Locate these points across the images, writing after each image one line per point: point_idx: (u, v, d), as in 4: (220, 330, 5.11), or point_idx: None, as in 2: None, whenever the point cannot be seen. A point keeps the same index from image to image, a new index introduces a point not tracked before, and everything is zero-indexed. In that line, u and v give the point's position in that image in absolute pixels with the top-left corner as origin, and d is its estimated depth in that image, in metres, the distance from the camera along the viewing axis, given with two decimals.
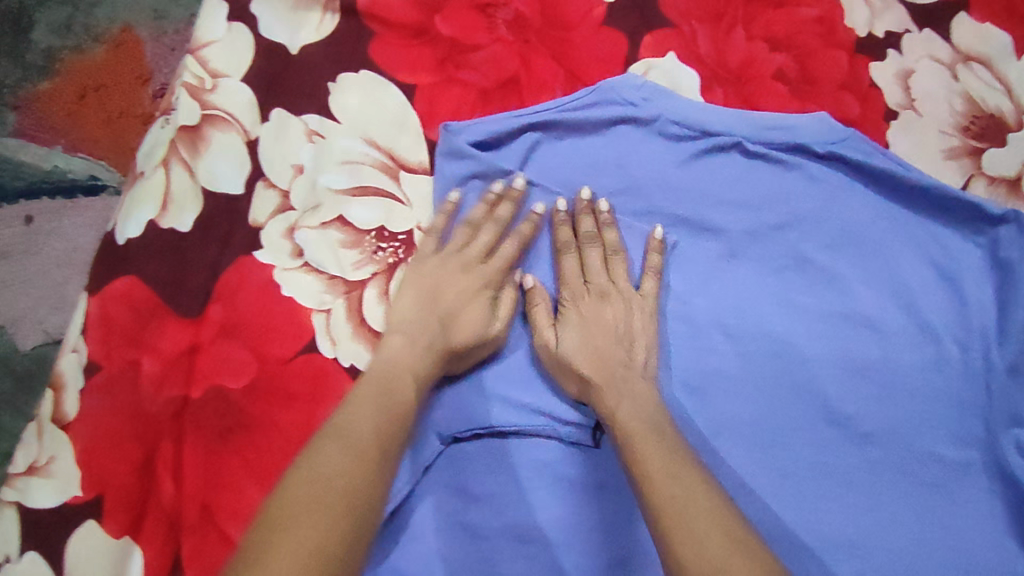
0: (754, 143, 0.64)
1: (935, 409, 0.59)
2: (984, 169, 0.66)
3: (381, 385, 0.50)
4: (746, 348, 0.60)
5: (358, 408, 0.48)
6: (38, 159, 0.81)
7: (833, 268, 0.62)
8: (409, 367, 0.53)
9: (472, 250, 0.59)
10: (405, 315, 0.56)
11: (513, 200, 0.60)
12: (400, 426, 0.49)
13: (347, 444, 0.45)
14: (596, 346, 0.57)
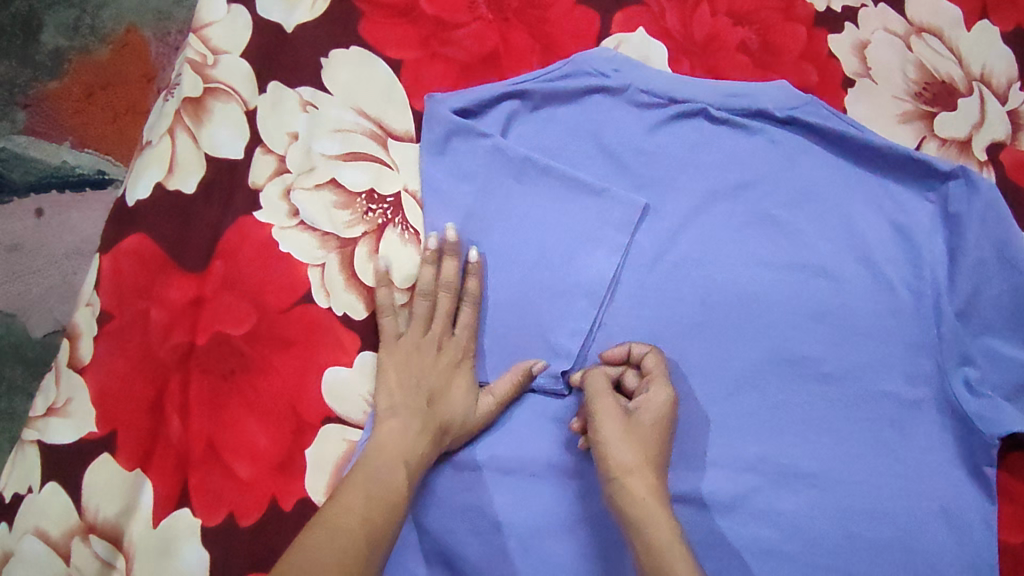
0: (719, 110, 0.68)
1: (889, 351, 0.63)
2: (935, 131, 0.71)
3: (370, 478, 0.51)
4: (712, 299, 0.65)
5: (348, 501, 0.49)
6: (47, 155, 0.86)
7: (793, 224, 0.66)
8: (402, 456, 0.54)
9: (439, 325, 0.61)
10: (395, 399, 0.57)
11: (475, 271, 0.62)
12: (393, 519, 0.50)
13: (341, 535, 0.46)
14: (650, 446, 0.53)
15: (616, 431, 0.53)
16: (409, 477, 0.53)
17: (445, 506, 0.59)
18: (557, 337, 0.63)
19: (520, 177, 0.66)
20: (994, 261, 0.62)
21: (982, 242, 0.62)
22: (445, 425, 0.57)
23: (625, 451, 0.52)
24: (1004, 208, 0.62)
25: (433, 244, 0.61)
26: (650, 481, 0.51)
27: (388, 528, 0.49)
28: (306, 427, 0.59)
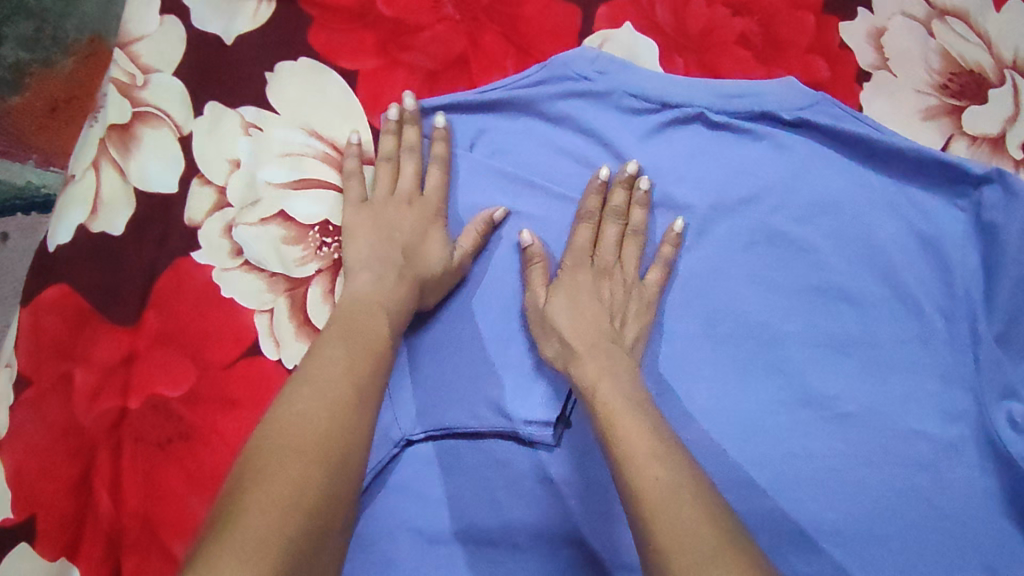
0: (717, 113, 0.60)
1: (919, 383, 0.55)
2: (965, 128, 0.62)
3: (351, 326, 0.47)
4: (720, 328, 0.57)
5: (330, 352, 0.45)
6: (8, 175, 0.73)
7: (806, 240, 0.58)
8: (377, 302, 0.50)
9: (405, 184, 0.57)
10: (365, 254, 0.54)
11: (413, 121, 0.58)
12: (376, 364, 0.46)
13: (317, 390, 0.42)
14: (586, 321, 0.54)
15: (562, 309, 0.54)
16: (393, 330, 0.49)
17: None
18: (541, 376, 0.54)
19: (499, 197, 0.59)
20: None
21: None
22: (423, 280, 0.54)
23: (567, 332, 0.53)
24: None
25: (354, 138, 0.58)
26: (616, 377, 0.49)
27: (377, 370, 0.45)
28: None
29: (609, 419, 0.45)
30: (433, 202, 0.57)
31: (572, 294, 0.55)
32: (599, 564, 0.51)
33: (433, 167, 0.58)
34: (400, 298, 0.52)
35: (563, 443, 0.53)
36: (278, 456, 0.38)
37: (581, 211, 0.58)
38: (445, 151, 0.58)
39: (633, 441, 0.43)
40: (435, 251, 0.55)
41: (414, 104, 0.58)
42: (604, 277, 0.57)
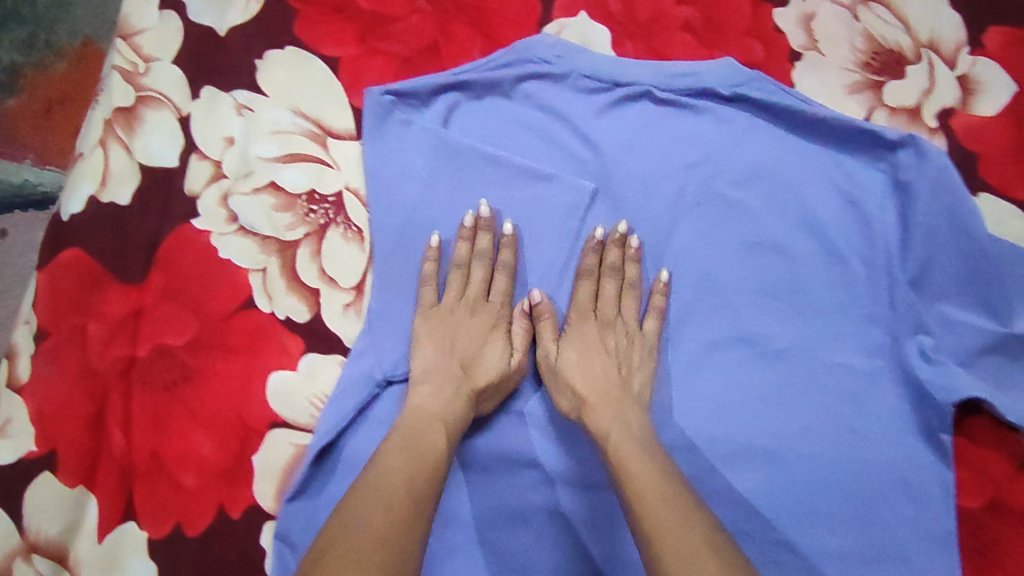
0: (663, 91, 0.67)
1: (842, 323, 0.63)
2: (885, 101, 0.69)
3: (410, 438, 0.52)
4: (666, 278, 0.64)
5: (392, 463, 0.49)
6: (3, 174, 0.69)
7: (743, 201, 0.65)
8: (439, 415, 0.54)
9: (472, 291, 0.62)
10: (429, 364, 0.58)
11: (486, 228, 0.62)
12: (433, 478, 0.50)
13: (378, 498, 0.46)
14: (592, 369, 0.59)
15: (573, 368, 0.59)
16: (449, 438, 0.53)
17: None
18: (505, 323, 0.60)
19: (465, 168, 0.64)
20: (945, 228, 0.62)
21: (933, 211, 0.62)
22: (480, 392, 0.57)
23: (573, 381, 0.59)
24: (954, 175, 0.62)
25: (433, 242, 0.61)
26: (637, 442, 0.53)
27: (432, 485, 0.49)
28: (253, 434, 0.58)
29: (640, 492, 0.49)
30: (496, 306, 0.61)
31: (574, 350, 0.60)
32: (560, 481, 0.59)
33: (498, 276, 0.62)
34: (457, 414, 0.55)
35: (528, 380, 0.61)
36: (341, 556, 0.42)
37: (581, 268, 0.63)
38: (488, 242, 0.62)
39: (653, 516, 0.47)
40: (495, 360, 0.59)
41: (489, 215, 0.62)
42: (606, 330, 0.62)
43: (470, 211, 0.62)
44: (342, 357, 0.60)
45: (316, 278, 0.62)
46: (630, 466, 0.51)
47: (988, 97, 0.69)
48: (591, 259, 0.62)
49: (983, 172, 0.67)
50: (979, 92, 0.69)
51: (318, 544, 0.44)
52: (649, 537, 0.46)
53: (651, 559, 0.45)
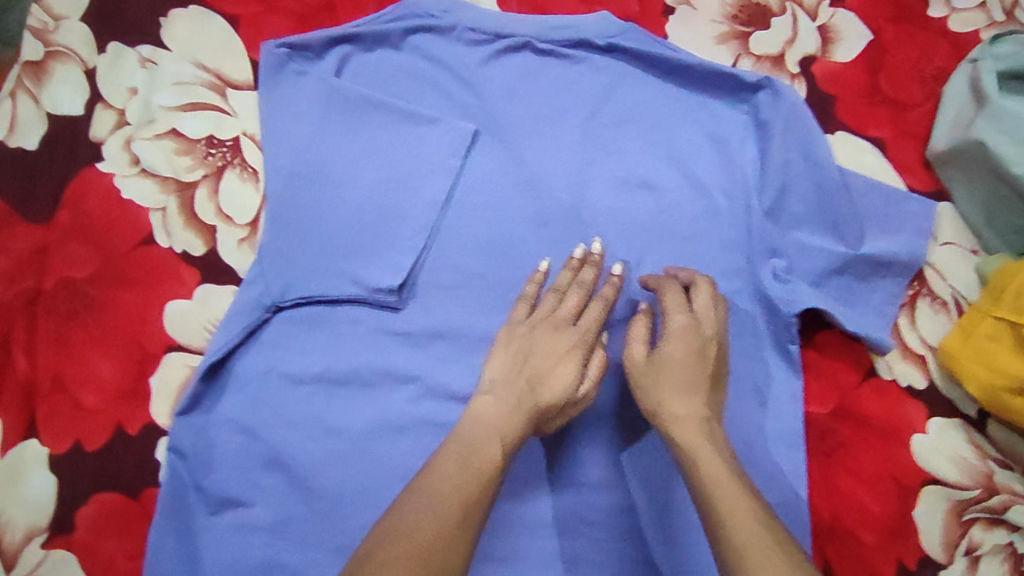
0: (543, 42, 0.72)
1: (704, 250, 0.68)
2: (750, 50, 0.74)
3: (466, 448, 0.51)
4: (546, 210, 0.68)
5: (441, 470, 0.49)
6: None
7: (616, 141, 0.70)
8: (495, 428, 0.53)
9: (564, 311, 0.59)
10: (498, 374, 0.57)
11: (594, 264, 0.62)
12: (484, 487, 0.49)
13: (428, 506, 0.47)
14: (681, 372, 0.54)
15: (670, 364, 0.55)
16: (505, 450, 0.52)
17: (280, 421, 0.61)
18: (388, 251, 0.65)
19: (354, 114, 0.69)
20: (798, 160, 0.68)
21: (788, 145, 0.68)
22: (541, 410, 0.55)
23: (665, 391, 0.54)
24: (805, 112, 0.69)
25: (543, 267, 0.62)
26: (703, 427, 0.52)
27: (482, 493, 0.49)
28: (151, 358, 0.62)
29: (706, 489, 0.48)
30: (585, 330, 0.59)
31: (644, 348, 0.58)
32: (433, 396, 0.62)
33: (592, 305, 0.60)
34: (518, 426, 0.53)
35: (408, 306, 0.64)
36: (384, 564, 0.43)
37: (598, 294, 0.61)
38: (594, 275, 0.62)
39: (736, 516, 0.45)
40: (564, 378, 0.56)
41: (600, 250, 0.63)
42: (698, 337, 0.56)
43: (582, 246, 0.63)
44: (235, 285, 0.64)
45: (213, 215, 0.66)
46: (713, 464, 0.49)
47: (845, 44, 0.75)
48: (652, 282, 0.61)
49: (840, 111, 0.73)
50: (837, 40, 0.75)
51: (368, 546, 0.46)
52: (721, 531, 0.46)
53: (724, 555, 0.45)
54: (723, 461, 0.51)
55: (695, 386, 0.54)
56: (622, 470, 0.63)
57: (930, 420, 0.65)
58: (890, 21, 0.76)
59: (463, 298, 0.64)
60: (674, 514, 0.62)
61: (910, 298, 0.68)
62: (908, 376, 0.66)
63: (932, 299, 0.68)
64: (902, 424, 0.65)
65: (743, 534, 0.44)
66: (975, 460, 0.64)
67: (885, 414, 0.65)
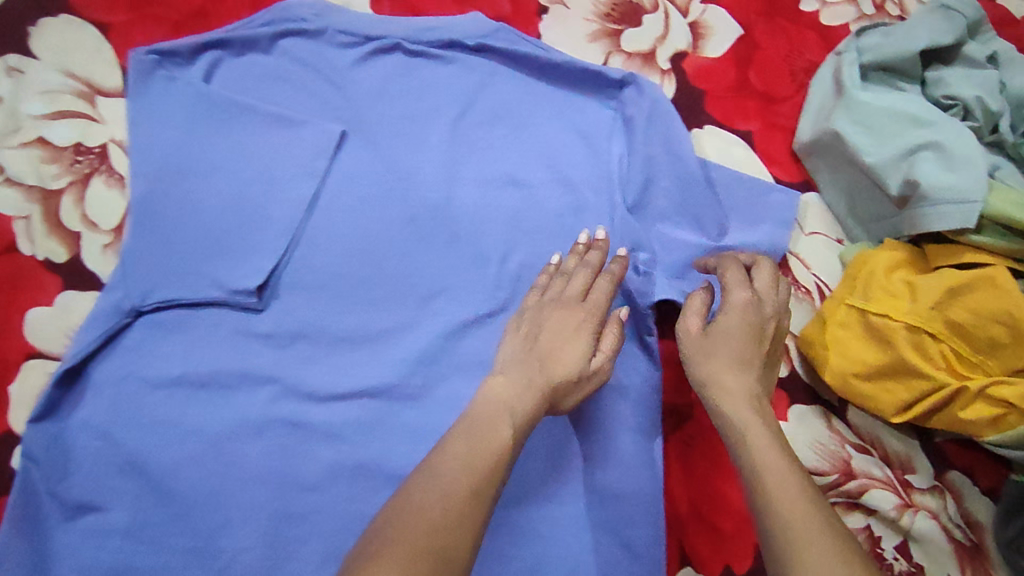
0: (414, 43, 0.72)
1: (569, 245, 0.68)
2: (621, 47, 0.76)
3: (476, 431, 0.50)
4: (415, 209, 0.68)
5: (452, 452, 0.48)
6: None
7: (486, 139, 0.71)
8: (505, 406, 0.52)
9: (574, 290, 0.60)
10: (511, 357, 0.57)
11: (599, 248, 0.62)
12: (495, 469, 0.48)
13: (438, 491, 0.45)
14: (733, 345, 0.55)
15: (720, 336, 0.55)
16: (514, 433, 0.50)
17: (139, 424, 0.61)
18: (251, 253, 0.65)
19: (225, 118, 0.69)
20: (660, 155, 0.69)
21: (650, 140, 0.69)
22: (556, 387, 0.55)
23: (716, 361, 0.54)
24: (666, 106, 0.70)
25: (555, 260, 0.64)
26: (749, 399, 0.52)
27: (494, 474, 0.48)
28: (9, 365, 0.63)
29: (752, 463, 0.48)
30: (597, 304, 0.59)
31: (729, 316, 0.56)
32: (296, 398, 0.63)
33: (601, 280, 0.61)
34: (531, 403, 0.53)
35: (270, 307, 0.65)
36: (391, 550, 0.42)
37: (603, 269, 0.61)
38: (601, 257, 0.62)
39: (775, 494, 0.44)
40: (578, 353, 0.56)
41: (604, 237, 0.63)
42: (761, 306, 0.58)
43: (587, 231, 0.64)
44: (97, 291, 0.66)
45: (77, 221, 0.67)
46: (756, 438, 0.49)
47: (715, 39, 0.76)
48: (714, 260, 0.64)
49: (709, 106, 0.74)
50: (708, 35, 0.76)
51: (376, 532, 0.44)
52: (763, 505, 0.45)
53: (774, 539, 0.43)
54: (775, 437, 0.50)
55: (747, 361, 0.54)
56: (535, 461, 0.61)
57: (791, 408, 0.66)
58: (760, 15, 0.78)
59: (326, 299, 0.65)
60: None
61: None
62: None
63: (797, 288, 0.69)
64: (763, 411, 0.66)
65: (794, 518, 0.43)
66: (835, 445, 0.65)
67: None
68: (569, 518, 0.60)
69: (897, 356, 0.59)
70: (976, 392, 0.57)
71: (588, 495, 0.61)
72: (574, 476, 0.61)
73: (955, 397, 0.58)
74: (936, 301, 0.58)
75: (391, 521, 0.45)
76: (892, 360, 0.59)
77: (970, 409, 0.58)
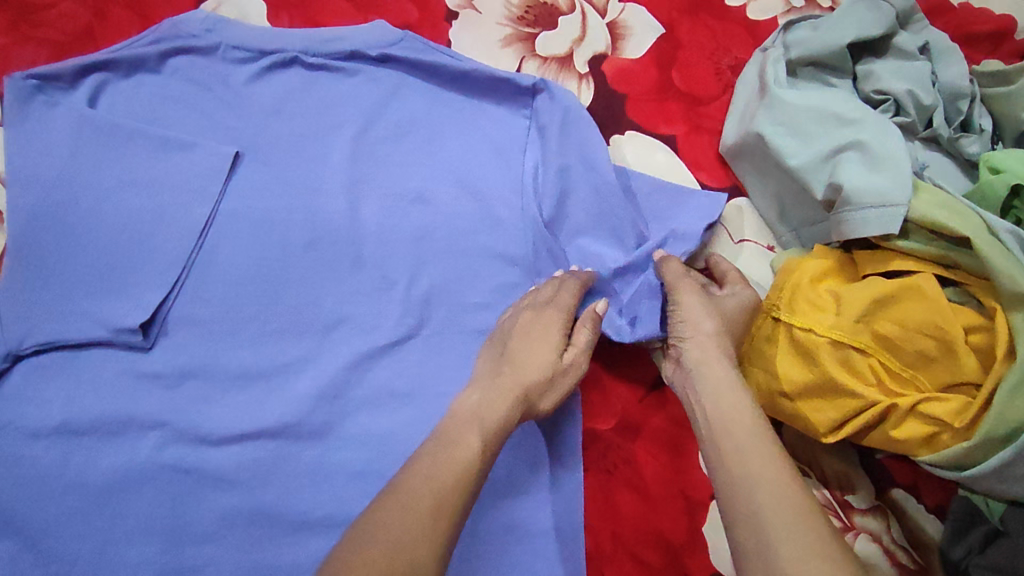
0: (313, 56, 0.68)
1: (482, 265, 0.64)
2: (536, 52, 0.72)
3: (444, 444, 0.47)
4: (319, 232, 0.64)
5: (418, 470, 0.45)
6: None
7: (394, 155, 0.67)
8: (477, 416, 0.50)
9: (545, 290, 0.59)
10: (483, 369, 0.55)
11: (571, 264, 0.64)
12: (462, 486, 0.45)
13: (399, 509, 0.42)
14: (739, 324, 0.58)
15: (730, 312, 0.58)
16: (485, 440, 0.48)
17: (12, 477, 0.57)
18: (137, 287, 0.61)
19: (110, 144, 0.64)
20: (576, 166, 0.65)
21: (567, 150, 0.65)
22: (528, 388, 0.53)
23: (720, 324, 0.56)
24: (580, 112, 0.65)
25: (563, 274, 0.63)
26: (741, 382, 0.52)
27: (461, 491, 0.45)
28: None
29: (739, 448, 0.47)
30: (566, 302, 0.58)
31: (743, 293, 0.59)
32: (186, 442, 0.58)
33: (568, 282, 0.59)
34: (502, 410, 0.51)
35: (159, 345, 0.61)
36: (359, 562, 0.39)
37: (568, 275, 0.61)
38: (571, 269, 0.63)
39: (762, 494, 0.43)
40: (545, 354, 0.55)
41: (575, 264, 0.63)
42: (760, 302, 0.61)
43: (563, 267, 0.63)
44: None
45: None
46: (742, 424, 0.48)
47: (636, 40, 0.72)
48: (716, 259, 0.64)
49: (630, 111, 0.71)
50: (628, 36, 0.73)
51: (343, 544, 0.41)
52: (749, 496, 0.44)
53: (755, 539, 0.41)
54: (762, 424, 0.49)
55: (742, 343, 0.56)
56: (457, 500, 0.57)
57: None
58: (684, 13, 0.74)
59: (220, 332, 0.61)
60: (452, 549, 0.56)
61: None
62: None
63: None
64: (690, 437, 0.62)
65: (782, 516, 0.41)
66: None
67: (671, 427, 0.62)
68: (487, 557, 0.57)
69: (825, 374, 0.55)
70: (907, 410, 0.53)
71: (503, 532, 0.57)
72: (493, 513, 0.58)
73: (887, 415, 0.54)
74: (863, 313, 0.54)
75: (347, 546, 0.41)
76: (821, 379, 0.55)
77: (902, 428, 0.54)
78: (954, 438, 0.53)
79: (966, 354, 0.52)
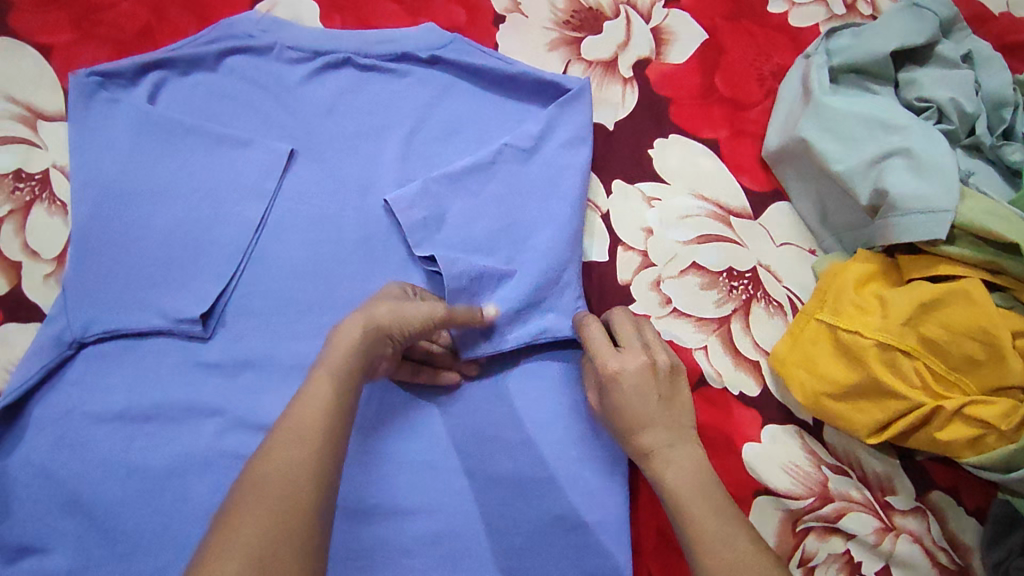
0: (365, 57, 0.70)
1: None
2: (581, 55, 0.73)
3: (302, 402, 0.44)
4: (370, 228, 0.65)
5: (286, 430, 0.42)
6: None
7: (441, 154, 0.68)
8: (336, 370, 0.46)
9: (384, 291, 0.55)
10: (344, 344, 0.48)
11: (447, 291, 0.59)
12: (330, 435, 0.42)
13: (282, 467, 0.40)
14: (639, 391, 0.51)
15: (629, 387, 0.51)
16: (338, 384, 0.45)
17: (75, 458, 0.59)
18: (196, 279, 0.63)
19: (169, 140, 0.66)
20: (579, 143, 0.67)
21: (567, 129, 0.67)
22: (338, 356, 0.47)
23: (615, 387, 0.52)
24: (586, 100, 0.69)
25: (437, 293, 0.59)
26: (673, 453, 0.50)
27: (333, 439, 0.42)
28: None
29: (679, 504, 0.47)
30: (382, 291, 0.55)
31: (632, 354, 0.53)
32: (243, 430, 0.60)
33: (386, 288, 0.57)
34: (356, 355, 0.47)
35: (217, 336, 0.62)
36: (231, 534, 0.37)
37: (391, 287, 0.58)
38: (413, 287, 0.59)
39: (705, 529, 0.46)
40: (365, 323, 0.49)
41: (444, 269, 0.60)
42: (667, 386, 0.52)
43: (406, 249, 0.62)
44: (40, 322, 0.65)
45: (19, 251, 0.66)
46: (675, 487, 0.48)
47: (680, 45, 0.74)
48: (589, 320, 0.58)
49: (674, 114, 0.72)
50: (671, 41, 0.74)
51: (221, 516, 0.39)
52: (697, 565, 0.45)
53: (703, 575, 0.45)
54: (710, 490, 0.48)
55: (676, 427, 0.51)
56: (507, 494, 0.59)
57: (763, 428, 0.63)
58: (726, 19, 0.75)
59: (274, 324, 0.63)
60: (503, 539, 0.58)
61: (742, 302, 0.66)
62: (739, 383, 0.64)
63: (767, 302, 0.66)
64: (737, 436, 0.62)
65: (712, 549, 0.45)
66: (809, 468, 0.62)
67: (717, 424, 0.63)
68: (533, 546, 0.58)
69: (871, 376, 0.56)
70: (951, 412, 0.54)
71: (553, 524, 0.58)
72: (541, 507, 0.59)
73: (931, 417, 0.55)
74: (909, 316, 0.55)
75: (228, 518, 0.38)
76: (867, 381, 0.56)
77: (946, 430, 0.55)
78: (1000, 441, 0.54)
79: (1015, 358, 0.53)
